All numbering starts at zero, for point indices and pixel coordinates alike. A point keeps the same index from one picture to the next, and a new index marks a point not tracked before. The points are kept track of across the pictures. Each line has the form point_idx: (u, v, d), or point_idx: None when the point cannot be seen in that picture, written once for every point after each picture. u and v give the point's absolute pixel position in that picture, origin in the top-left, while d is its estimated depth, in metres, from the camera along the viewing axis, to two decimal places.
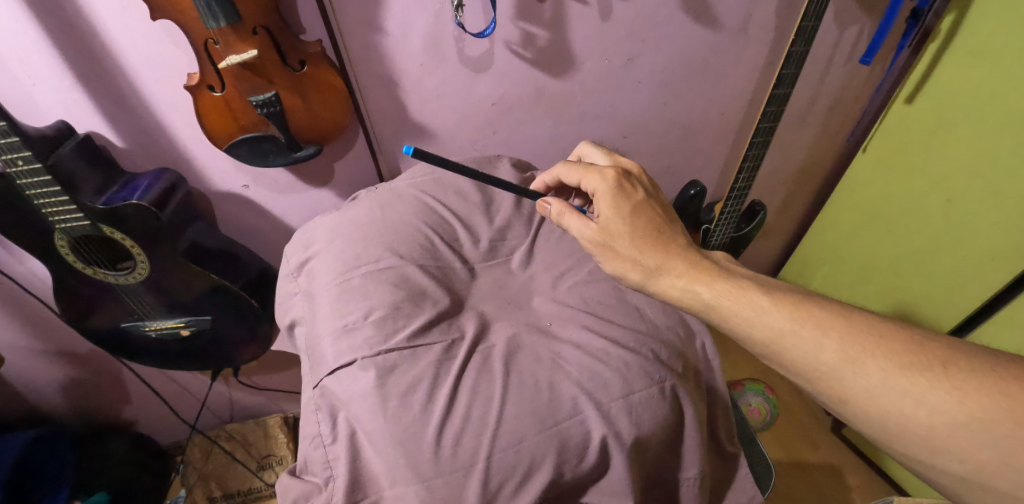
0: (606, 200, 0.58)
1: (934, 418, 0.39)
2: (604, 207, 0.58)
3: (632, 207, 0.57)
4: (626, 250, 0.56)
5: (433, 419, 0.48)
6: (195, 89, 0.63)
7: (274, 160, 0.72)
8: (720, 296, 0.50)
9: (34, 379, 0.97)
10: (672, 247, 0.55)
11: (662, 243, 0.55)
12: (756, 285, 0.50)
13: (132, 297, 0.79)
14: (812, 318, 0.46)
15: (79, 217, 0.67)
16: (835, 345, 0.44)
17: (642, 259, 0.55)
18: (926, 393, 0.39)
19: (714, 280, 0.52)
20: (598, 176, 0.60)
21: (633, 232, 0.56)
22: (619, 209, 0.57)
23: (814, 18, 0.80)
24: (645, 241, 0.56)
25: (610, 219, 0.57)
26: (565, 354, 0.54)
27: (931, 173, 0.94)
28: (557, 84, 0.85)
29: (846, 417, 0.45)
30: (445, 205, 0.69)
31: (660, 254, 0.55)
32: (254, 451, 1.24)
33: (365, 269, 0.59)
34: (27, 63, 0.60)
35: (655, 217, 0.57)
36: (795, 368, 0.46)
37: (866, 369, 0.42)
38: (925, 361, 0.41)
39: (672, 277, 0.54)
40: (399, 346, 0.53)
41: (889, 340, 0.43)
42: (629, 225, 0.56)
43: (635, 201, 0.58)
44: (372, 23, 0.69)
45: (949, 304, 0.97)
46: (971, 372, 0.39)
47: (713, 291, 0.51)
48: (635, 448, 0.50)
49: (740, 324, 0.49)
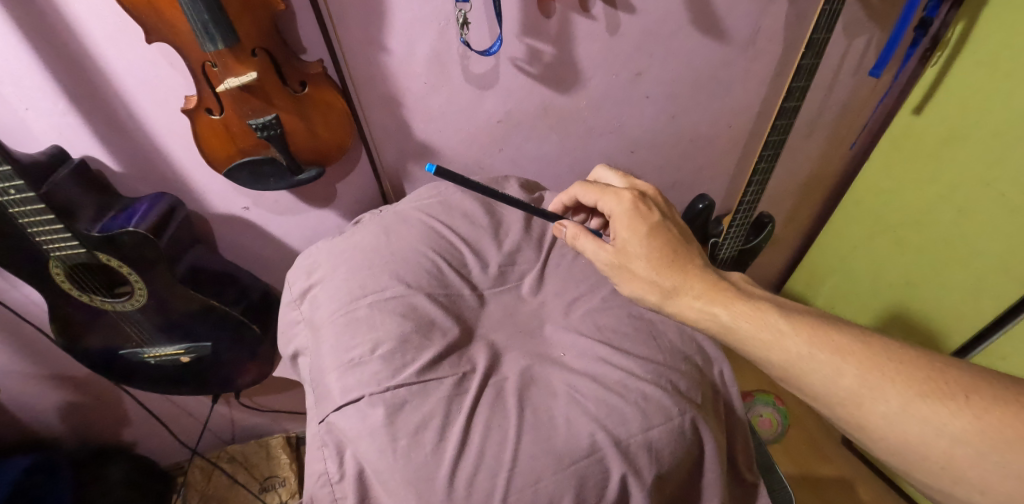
0: (623, 223, 0.56)
1: (956, 447, 0.37)
2: (620, 229, 0.56)
3: (648, 228, 0.55)
4: (644, 272, 0.54)
5: (446, 460, 0.46)
6: (193, 113, 0.61)
7: (274, 183, 0.70)
8: (738, 317, 0.48)
9: (30, 404, 0.95)
10: (688, 268, 0.53)
11: (680, 264, 0.53)
12: (773, 307, 0.48)
13: (130, 324, 0.77)
14: (829, 342, 0.44)
15: (74, 245, 0.65)
16: (855, 370, 0.42)
17: (660, 281, 0.53)
18: (947, 421, 0.38)
19: (732, 302, 0.50)
20: (615, 198, 0.58)
21: (650, 254, 0.54)
22: (636, 231, 0.55)
23: (824, 30, 0.79)
24: (663, 262, 0.53)
25: (626, 240, 0.55)
26: (580, 386, 0.52)
27: (942, 181, 0.92)
28: (563, 100, 0.84)
29: (864, 443, 0.43)
30: (453, 229, 0.67)
31: (677, 275, 0.53)
32: (256, 472, 1.22)
33: (370, 299, 0.57)
34: (19, 88, 0.58)
35: (672, 238, 0.55)
36: (813, 393, 0.44)
37: (886, 396, 0.40)
38: (945, 388, 0.39)
39: (690, 298, 0.51)
40: (408, 381, 0.51)
41: (909, 365, 0.41)
42: (646, 246, 0.54)
43: (651, 222, 0.56)
44: (374, 41, 0.68)
45: (961, 316, 0.95)
46: (994, 400, 0.37)
47: (731, 313, 0.49)
48: (655, 485, 0.48)
49: (756, 347, 0.47)
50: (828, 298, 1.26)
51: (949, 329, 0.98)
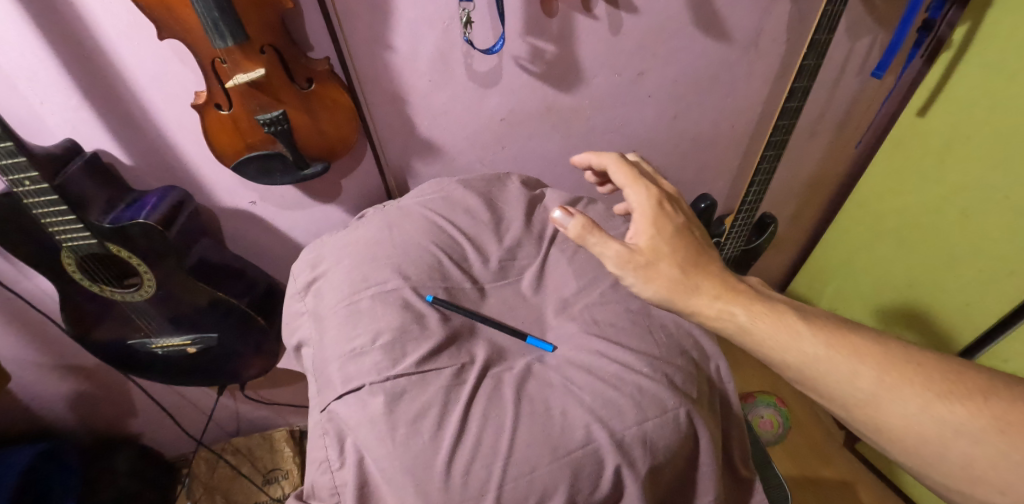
0: (646, 218, 0.54)
1: (976, 448, 0.40)
2: (645, 223, 0.54)
3: (674, 229, 0.54)
4: (667, 271, 0.52)
5: (443, 448, 0.47)
6: (202, 108, 0.62)
7: (281, 178, 0.72)
8: (757, 318, 0.49)
9: (40, 393, 0.97)
10: (709, 268, 0.53)
11: (704, 266, 0.52)
12: (790, 309, 0.50)
13: (138, 314, 0.79)
14: (847, 344, 0.46)
15: (86, 236, 0.67)
16: (873, 371, 0.44)
17: (684, 280, 0.51)
18: (965, 423, 0.40)
19: (751, 302, 0.50)
20: (644, 190, 0.56)
21: (674, 254, 0.52)
22: (661, 230, 0.53)
23: (826, 31, 0.79)
24: (687, 263, 0.52)
25: (651, 237, 0.53)
26: (577, 379, 0.53)
27: (948, 182, 0.91)
28: (566, 99, 0.85)
29: (880, 443, 0.45)
30: (454, 224, 0.68)
31: (700, 274, 0.52)
32: (260, 465, 1.24)
33: (373, 291, 0.59)
34: (35, 83, 0.60)
35: (696, 242, 0.54)
36: (830, 393, 0.46)
37: (903, 397, 0.43)
38: (963, 389, 0.42)
39: (709, 298, 0.51)
40: (407, 371, 0.52)
41: (926, 368, 0.44)
42: (671, 245, 0.53)
43: (677, 224, 0.54)
44: (379, 39, 0.69)
45: (966, 319, 0.95)
46: (1008, 402, 0.40)
47: (750, 313, 0.49)
48: (649, 476, 0.49)
49: (775, 349, 0.48)
50: (830, 298, 1.27)
51: (952, 332, 0.98)
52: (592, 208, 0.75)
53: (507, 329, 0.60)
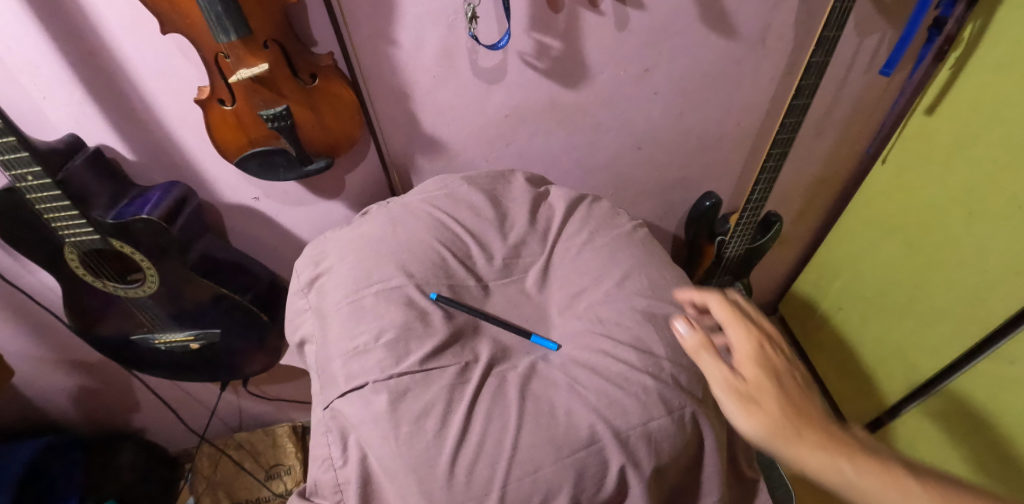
0: (748, 352, 0.45)
1: None
2: (747, 358, 0.45)
3: (777, 368, 0.45)
4: (774, 410, 0.42)
5: (447, 447, 0.47)
6: (205, 103, 0.62)
7: (284, 174, 0.71)
8: (870, 477, 0.38)
9: (44, 387, 0.97)
10: (810, 414, 0.42)
11: (805, 413, 0.42)
12: (911, 468, 0.39)
13: (141, 310, 0.79)
14: None
15: (89, 231, 0.67)
16: None
17: (792, 425, 0.41)
18: None
19: (859, 456, 0.39)
20: (745, 321, 0.48)
21: (782, 393, 0.43)
22: (764, 369, 0.45)
23: (835, 28, 0.79)
24: (797, 410, 0.42)
25: (755, 372, 0.44)
26: (581, 378, 0.53)
27: (955, 181, 0.90)
28: (571, 96, 0.84)
29: None
30: (458, 221, 0.67)
31: (798, 421, 0.41)
32: (262, 460, 1.23)
33: (376, 289, 0.58)
34: (38, 77, 0.60)
35: (806, 390, 0.44)
36: None
37: None
38: None
39: (809, 449, 0.40)
40: (410, 370, 0.51)
41: None
42: (778, 382, 0.44)
43: (780, 363, 0.45)
44: (383, 34, 0.68)
45: (969, 321, 0.93)
46: None
47: (860, 470, 0.39)
48: (654, 477, 0.49)
49: None
50: (835, 298, 1.26)
51: (956, 333, 0.96)
52: (597, 206, 0.74)
53: (511, 327, 0.60)
